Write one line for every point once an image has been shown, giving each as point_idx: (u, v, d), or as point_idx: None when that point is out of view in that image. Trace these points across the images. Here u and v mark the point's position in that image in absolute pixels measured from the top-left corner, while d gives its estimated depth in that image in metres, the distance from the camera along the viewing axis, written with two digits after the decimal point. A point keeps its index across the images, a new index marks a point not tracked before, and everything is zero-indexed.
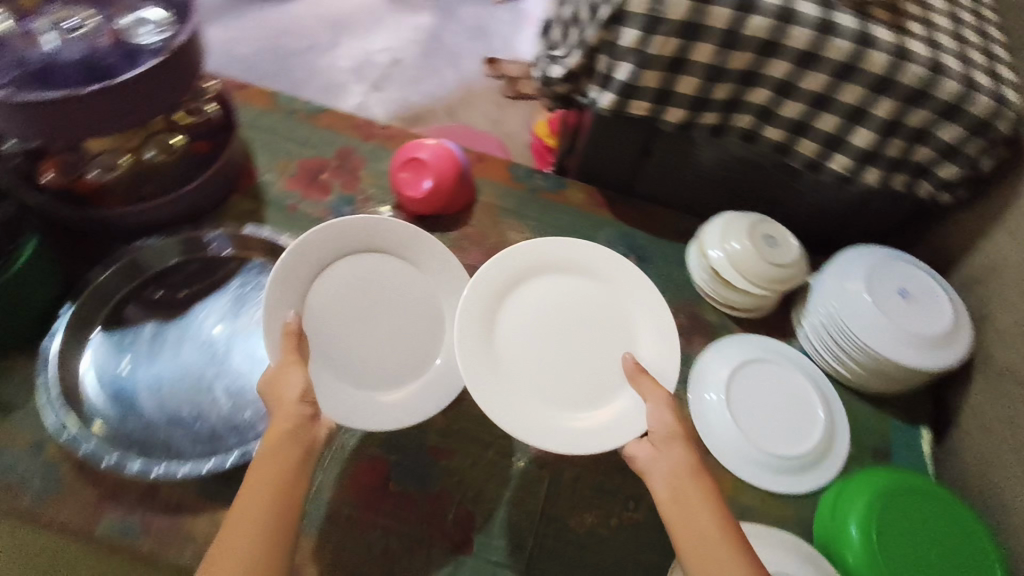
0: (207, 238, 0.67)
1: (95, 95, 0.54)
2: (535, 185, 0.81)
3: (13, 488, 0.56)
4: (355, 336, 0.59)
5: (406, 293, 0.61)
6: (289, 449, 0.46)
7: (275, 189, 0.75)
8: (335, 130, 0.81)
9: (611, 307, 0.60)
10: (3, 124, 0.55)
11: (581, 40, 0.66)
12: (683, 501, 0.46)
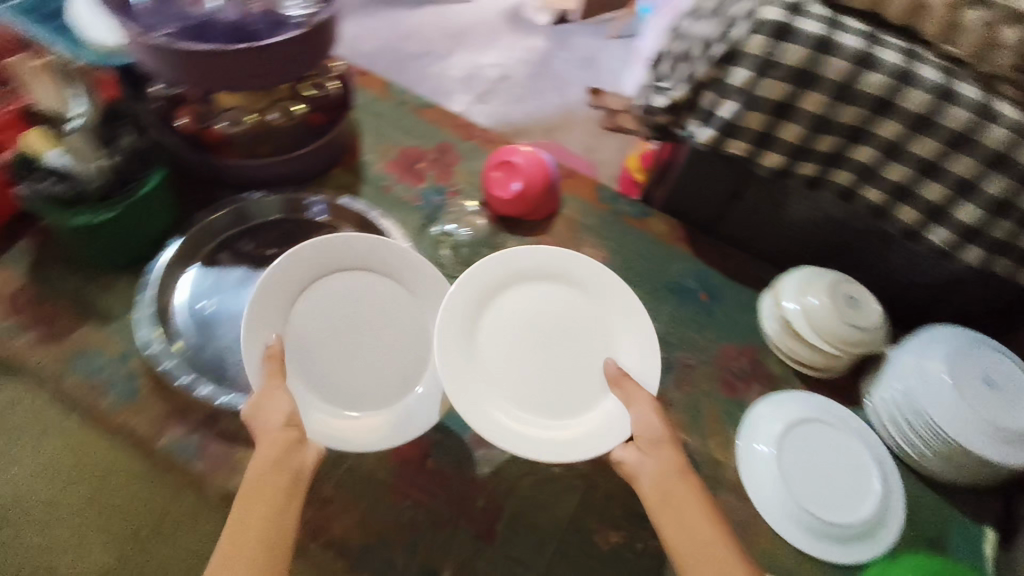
0: (309, 201, 0.72)
1: (239, 54, 0.60)
2: (619, 210, 0.81)
3: (98, 389, 0.62)
4: (340, 348, 0.60)
5: (389, 310, 0.62)
6: (279, 477, 0.47)
7: (374, 169, 0.80)
8: (439, 126, 0.86)
9: (589, 325, 0.62)
10: (159, 67, 0.61)
11: (691, 74, 0.67)
12: (672, 502, 0.48)
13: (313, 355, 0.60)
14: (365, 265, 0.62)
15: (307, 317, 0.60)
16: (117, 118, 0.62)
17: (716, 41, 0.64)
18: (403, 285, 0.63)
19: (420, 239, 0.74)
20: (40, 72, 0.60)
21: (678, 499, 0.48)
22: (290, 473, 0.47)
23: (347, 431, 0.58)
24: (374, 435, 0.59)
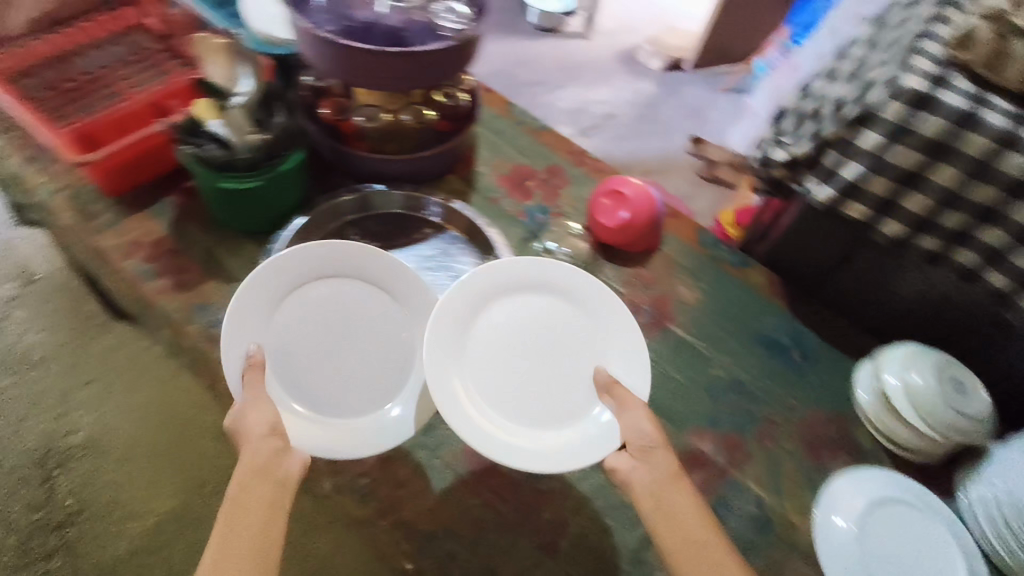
0: (426, 201, 0.76)
1: (389, 56, 0.65)
2: (718, 255, 0.80)
3: (209, 340, 0.66)
4: (323, 355, 0.64)
5: (369, 318, 0.66)
6: (264, 484, 0.51)
7: (485, 180, 0.82)
8: (552, 149, 0.88)
9: (570, 344, 0.66)
10: (318, 58, 0.68)
11: (817, 132, 0.67)
12: (667, 509, 0.52)
13: (296, 362, 0.63)
14: (349, 271, 0.66)
15: (292, 322, 0.64)
16: (275, 99, 0.67)
17: (849, 104, 0.65)
18: (385, 291, 0.67)
19: (521, 252, 0.76)
20: (221, 51, 0.67)
21: (673, 505, 0.52)
22: (276, 479, 0.51)
23: (328, 438, 0.60)
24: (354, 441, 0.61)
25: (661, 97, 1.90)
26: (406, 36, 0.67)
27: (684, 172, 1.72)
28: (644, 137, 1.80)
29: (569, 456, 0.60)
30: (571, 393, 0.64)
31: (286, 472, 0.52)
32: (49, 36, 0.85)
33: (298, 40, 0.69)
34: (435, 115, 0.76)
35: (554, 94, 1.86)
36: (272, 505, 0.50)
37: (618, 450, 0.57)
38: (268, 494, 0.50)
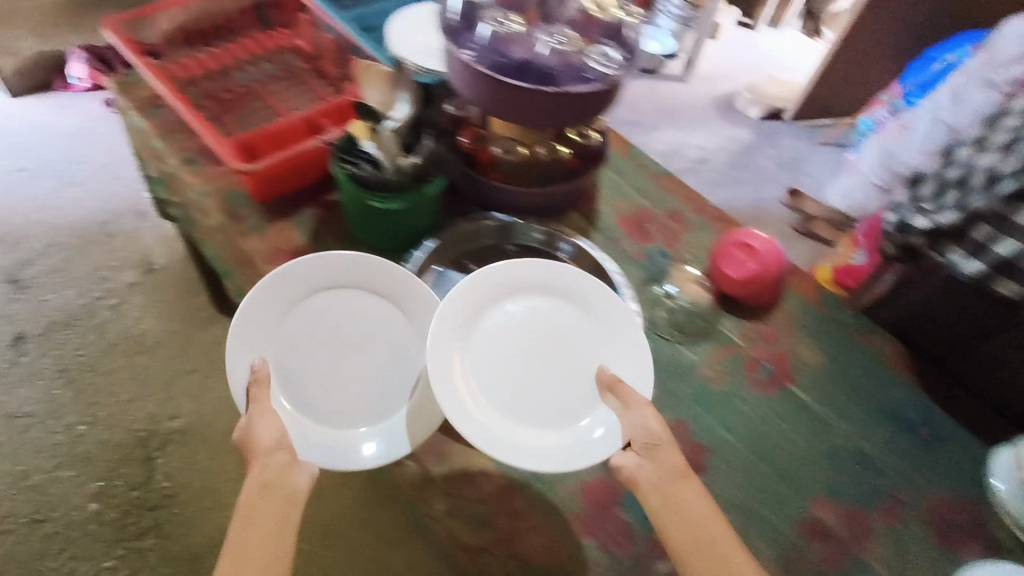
0: (556, 238, 0.77)
1: (534, 94, 0.66)
2: (840, 319, 0.77)
3: None
4: (324, 358, 0.68)
5: (368, 323, 0.71)
6: (274, 499, 0.54)
7: (607, 220, 0.83)
8: (672, 195, 0.89)
9: (561, 348, 0.69)
10: (465, 87, 0.69)
11: (967, 205, 0.78)
12: (670, 516, 0.55)
13: (300, 372, 0.67)
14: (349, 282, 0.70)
15: (297, 327, 0.68)
16: (423, 125, 0.70)
17: (1003, 180, 0.75)
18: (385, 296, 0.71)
19: (641, 292, 0.76)
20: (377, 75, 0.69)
21: (682, 500, 0.55)
22: (285, 493, 0.55)
23: (332, 445, 0.65)
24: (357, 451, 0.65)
25: (758, 147, 1.88)
26: (559, 79, 0.67)
27: (778, 225, 1.69)
28: (737, 186, 1.78)
29: (563, 457, 0.62)
30: (565, 397, 0.67)
31: (292, 486, 0.56)
32: (212, 49, 0.91)
33: (456, 75, 0.70)
34: (569, 152, 0.78)
35: (650, 135, 1.87)
36: (287, 520, 0.54)
37: (622, 450, 0.60)
38: (277, 509, 0.54)
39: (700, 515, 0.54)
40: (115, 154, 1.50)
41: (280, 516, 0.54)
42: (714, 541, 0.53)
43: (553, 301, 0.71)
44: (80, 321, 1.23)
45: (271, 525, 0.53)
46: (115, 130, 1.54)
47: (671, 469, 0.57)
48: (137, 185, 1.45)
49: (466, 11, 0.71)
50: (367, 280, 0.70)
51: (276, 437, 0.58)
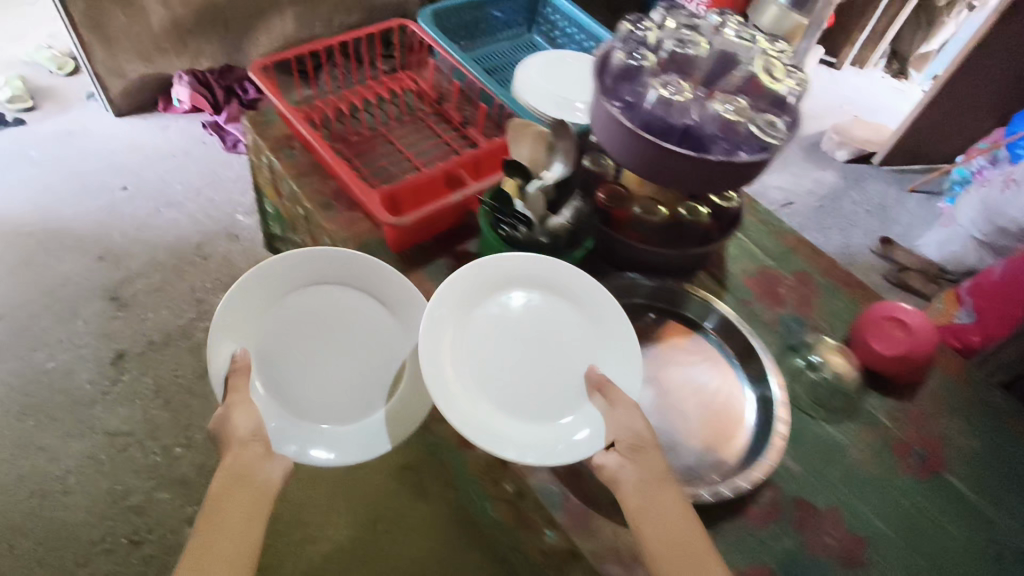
0: (690, 301, 0.75)
1: (685, 161, 0.62)
2: (992, 401, 0.73)
3: None
4: (304, 351, 0.74)
5: (349, 316, 0.76)
6: (245, 488, 0.59)
7: (737, 281, 0.81)
8: (800, 254, 0.85)
9: (550, 342, 0.68)
10: (612, 142, 0.66)
11: None
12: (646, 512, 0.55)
13: (281, 361, 0.72)
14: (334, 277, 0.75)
15: (279, 320, 0.73)
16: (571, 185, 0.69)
17: None
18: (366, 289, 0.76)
19: (780, 361, 0.74)
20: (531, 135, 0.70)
21: (658, 499, 0.55)
22: (257, 483, 0.60)
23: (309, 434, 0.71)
24: (332, 442, 0.71)
25: (844, 191, 1.86)
26: (727, 147, 0.63)
27: (868, 274, 1.65)
28: (825, 231, 1.75)
29: (541, 452, 0.61)
30: (551, 392, 0.66)
31: (263, 478, 0.61)
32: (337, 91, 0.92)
33: (609, 134, 0.66)
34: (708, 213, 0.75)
35: None
36: (258, 509, 0.59)
37: (604, 448, 0.59)
38: (252, 495, 0.59)
39: (679, 527, 0.54)
40: (210, 176, 1.54)
41: (253, 504, 0.59)
42: (689, 541, 0.54)
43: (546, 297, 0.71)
44: (175, 342, 1.24)
45: (242, 510, 0.58)
46: (211, 153, 1.59)
47: (653, 477, 0.56)
48: (231, 208, 1.48)
49: (626, 66, 0.66)
50: (355, 278, 0.75)
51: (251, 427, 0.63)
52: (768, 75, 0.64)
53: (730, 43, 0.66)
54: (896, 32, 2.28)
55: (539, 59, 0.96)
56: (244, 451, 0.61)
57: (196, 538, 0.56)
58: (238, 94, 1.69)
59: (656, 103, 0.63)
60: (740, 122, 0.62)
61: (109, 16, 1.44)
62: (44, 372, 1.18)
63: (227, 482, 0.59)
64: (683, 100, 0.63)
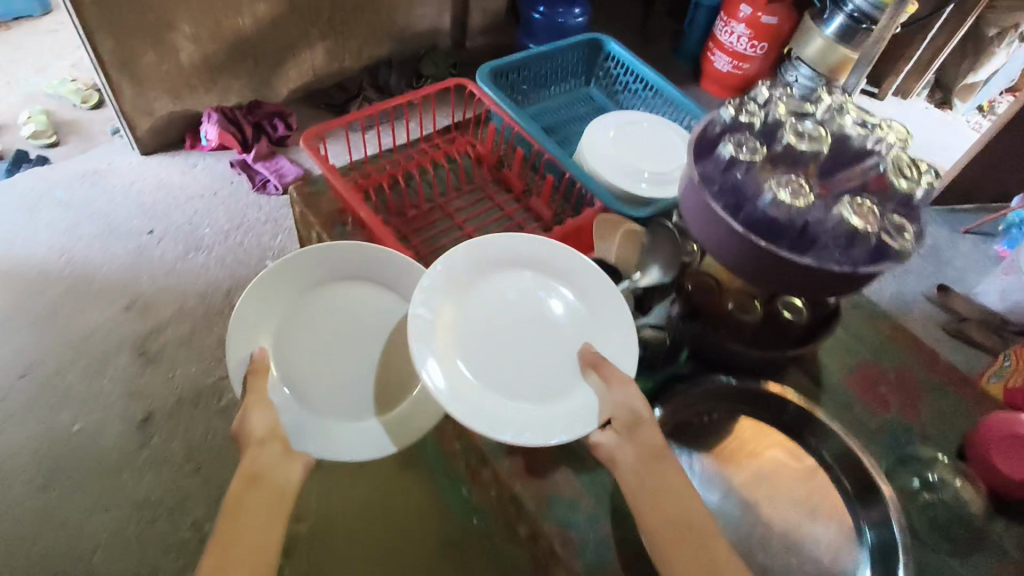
0: (792, 407, 0.68)
1: (801, 266, 0.54)
2: None
3: (574, 543, 0.62)
4: (319, 343, 0.77)
5: (361, 308, 0.79)
6: (265, 491, 0.59)
7: (834, 380, 0.74)
8: (899, 346, 0.78)
9: (539, 322, 0.71)
10: (710, 238, 0.59)
11: None
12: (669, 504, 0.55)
13: (298, 358, 0.76)
14: (346, 270, 0.79)
15: (294, 314, 0.77)
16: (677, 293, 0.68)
17: None
18: (377, 279, 0.79)
19: (891, 481, 0.66)
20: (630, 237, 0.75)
21: (667, 488, 0.55)
22: (275, 486, 0.60)
23: (324, 433, 0.74)
24: (345, 441, 0.75)
25: None
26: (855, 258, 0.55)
27: (926, 325, 1.56)
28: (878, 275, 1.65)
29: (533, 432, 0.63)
30: (541, 372, 0.68)
31: (282, 482, 0.61)
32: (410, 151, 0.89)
33: (708, 229, 0.59)
34: (804, 305, 0.69)
35: None
36: (283, 501, 0.60)
37: (600, 426, 0.61)
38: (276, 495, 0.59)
39: (683, 505, 0.55)
40: (239, 219, 1.48)
41: (279, 499, 0.59)
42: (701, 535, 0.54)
43: (541, 278, 0.74)
44: (205, 402, 1.17)
45: (264, 514, 0.58)
46: (240, 193, 1.53)
47: (656, 455, 0.57)
48: (262, 253, 1.42)
49: (729, 159, 0.60)
50: (366, 268, 0.78)
51: (267, 425, 0.64)
52: (896, 171, 0.58)
53: (843, 131, 0.62)
54: (941, 62, 2.21)
55: (611, 122, 0.92)
56: (262, 449, 0.61)
57: (218, 538, 0.55)
58: (267, 130, 1.63)
59: (769, 204, 0.56)
60: (869, 230, 0.54)
61: (140, 55, 1.38)
62: (69, 435, 1.11)
63: (247, 480, 0.59)
64: (804, 204, 0.56)
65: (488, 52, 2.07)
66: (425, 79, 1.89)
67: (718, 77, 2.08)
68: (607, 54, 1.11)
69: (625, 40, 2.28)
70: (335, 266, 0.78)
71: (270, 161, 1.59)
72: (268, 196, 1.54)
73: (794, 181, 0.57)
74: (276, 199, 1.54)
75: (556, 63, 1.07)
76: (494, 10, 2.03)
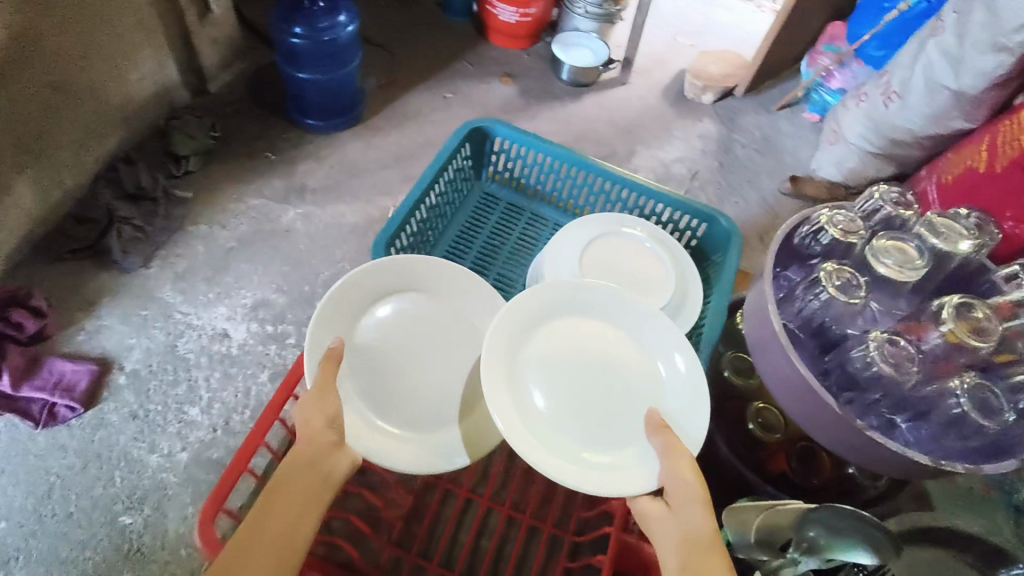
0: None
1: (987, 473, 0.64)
2: None
3: None
4: (394, 367, 0.93)
5: (428, 327, 0.96)
6: (313, 474, 0.67)
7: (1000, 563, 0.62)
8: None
9: (602, 364, 0.84)
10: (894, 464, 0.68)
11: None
12: (693, 562, 0.59)
13: (366, 367, 0.91)
14: (414, 285, 0.97)
15: (380, 322, 0.94)
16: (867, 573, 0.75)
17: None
18: (433, 295, 0.98)
19: None
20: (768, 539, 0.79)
21: (701, 564, 0.59)
22: (324, 472, 0.68)
23: (374, 444, 0.86)
24: (393, 445, 0.87)
25: (729, 136, 1.88)
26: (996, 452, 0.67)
27: None
28: (738, 189, 1.75)
29: (574, 467, 0.74)
30: (598, 414, 0.80)
31: (330, 469, 0.69)
32: None
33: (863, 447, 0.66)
34: None
35: (629, 168, 1.74)
36: (324, 486, 0.67)
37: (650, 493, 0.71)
38: (320, 479, 0.67)
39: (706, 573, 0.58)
40: (43, 481, 1.05)
41: (322, 480, 0.67)
42: None
43: (608, 321, 0.86)
44: None
45: (307, 488, 0.66)
46: (21, 443, 1.08)
47: (699, 542, 0.61)
48: (108, 509, 1.04)
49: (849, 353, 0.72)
50: (427, 283, 0.98)
51: (327, 423, 0.72)
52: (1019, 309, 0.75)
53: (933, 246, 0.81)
54: None
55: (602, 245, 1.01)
56: (316, 434, 0.70)
57: (264, 493, 0.64)
58: (7, 335, 1.15)
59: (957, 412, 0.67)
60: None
61: None
62: None
63: (297, 462, 0.67)
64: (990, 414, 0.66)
65: (239, 86, 1.62)
66: (185, 159, 1.43)
67: (507, 30, 1.89)
68: (496, 137, 1.14)
69: (385, 14, 1.94)
70: (402, 282, 0.96)
71: (38, 372, 1.13)
72: (65, 423, 1.11)
73: (972, 380, 0.68)
74: (80, 422, 1.11)
75: (446, 189, 1.11)
76: (224, 35, 1.57)
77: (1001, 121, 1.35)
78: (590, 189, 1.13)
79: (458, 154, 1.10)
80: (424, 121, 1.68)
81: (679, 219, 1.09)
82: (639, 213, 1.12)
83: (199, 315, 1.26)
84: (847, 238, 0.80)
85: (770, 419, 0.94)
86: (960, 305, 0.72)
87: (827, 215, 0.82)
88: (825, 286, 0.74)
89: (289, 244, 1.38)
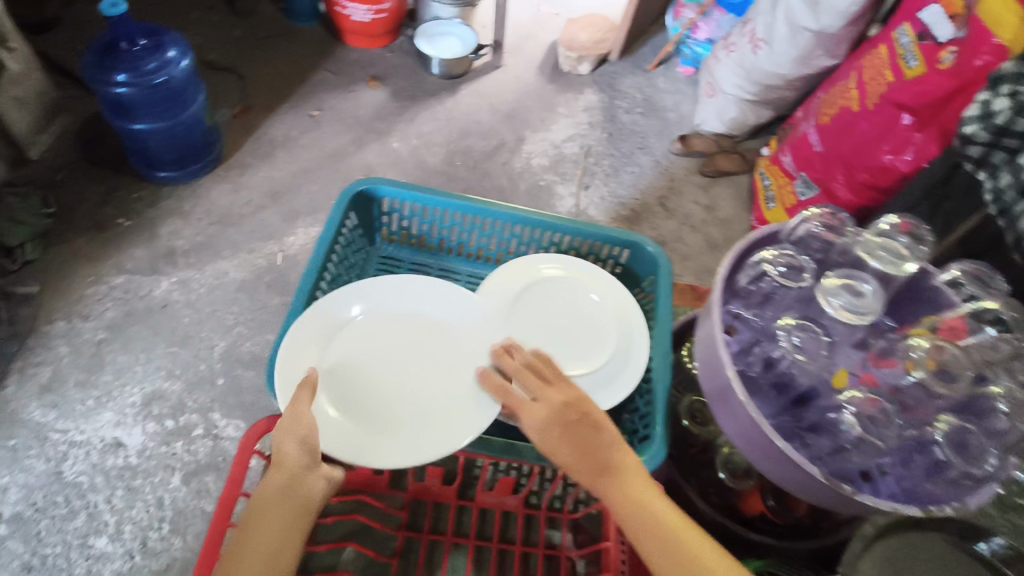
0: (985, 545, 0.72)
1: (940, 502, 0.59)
2: None
3: None
4: (376, 378, 0.82)
5: (398, 331, 0.87)
6: (292, 502, 0.63)
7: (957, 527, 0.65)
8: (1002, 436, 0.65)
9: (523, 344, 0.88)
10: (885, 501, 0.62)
11: (912, 90, 1.17)
12: (593, 464, 0.64)
13: (343, 385, 0.80)
14: (375, 302, 0.88)
15: (351, 342, 0.84)
16: None
17: None
18: (398, 308, 0.89)
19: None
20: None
21: (611, 457, 0.64)
22: (304, 498, 0.64)
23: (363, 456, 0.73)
24: (386, 454, 0.74)
25: (613, 103, 1.85)
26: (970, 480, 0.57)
27: (690, 179, 1.72)
28: (631, 157, 1.74)
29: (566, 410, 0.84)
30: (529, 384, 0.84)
31: (307, 494, 0.64)
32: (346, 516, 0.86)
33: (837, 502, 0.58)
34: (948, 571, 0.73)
35: (522, 155, 1.67)
36: (308, 507, 0.64)
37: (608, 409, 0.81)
38: (300, 506, 0.63)
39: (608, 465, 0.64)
40: None
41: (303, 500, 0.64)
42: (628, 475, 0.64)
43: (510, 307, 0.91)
44: None
45: (285, 512, 0.62)
46: None
47: (583, 439, 0.65)
48: None
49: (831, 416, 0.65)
50: (390, 298, 0.89)
51: (301, 445, 0.65)
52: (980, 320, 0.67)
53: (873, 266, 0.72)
54: None
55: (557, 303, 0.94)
56: (289, 460, 0.64)
57: (246, 521, 0.62)
58: None
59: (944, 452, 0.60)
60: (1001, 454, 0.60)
61: None
62: None
63: (271, 492, 0.63)
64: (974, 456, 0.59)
65: (65, 146, 1.40)
66: (19, 249, 1.22)
67: (365, 30, 1.74)
68: (382, 199, 1.03)
69: (222, 31, 1.73)
70: (365, 299, 0.87)
71: None
72: None
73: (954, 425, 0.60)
74: None
75: (340, 266, 0.99)
76: (31, 92, 1.34)
77: (863, 57, 1.35)
78: (499, 236, 1.05)
79: (344, 228, 0.98)
80: (294, 147, 1.53)
81: (600, 249, 1.03)
82: (558, 249, 1.05)
83: (81, 429, 1.09)
84: (792, 284, 0.71)
85: (741, 465, 0.86)
86: (931, 344, 0.63)
87: (767, 258, 0.72)
88: (786, 338, 0.67)
89: (170, 319, 1.22)
